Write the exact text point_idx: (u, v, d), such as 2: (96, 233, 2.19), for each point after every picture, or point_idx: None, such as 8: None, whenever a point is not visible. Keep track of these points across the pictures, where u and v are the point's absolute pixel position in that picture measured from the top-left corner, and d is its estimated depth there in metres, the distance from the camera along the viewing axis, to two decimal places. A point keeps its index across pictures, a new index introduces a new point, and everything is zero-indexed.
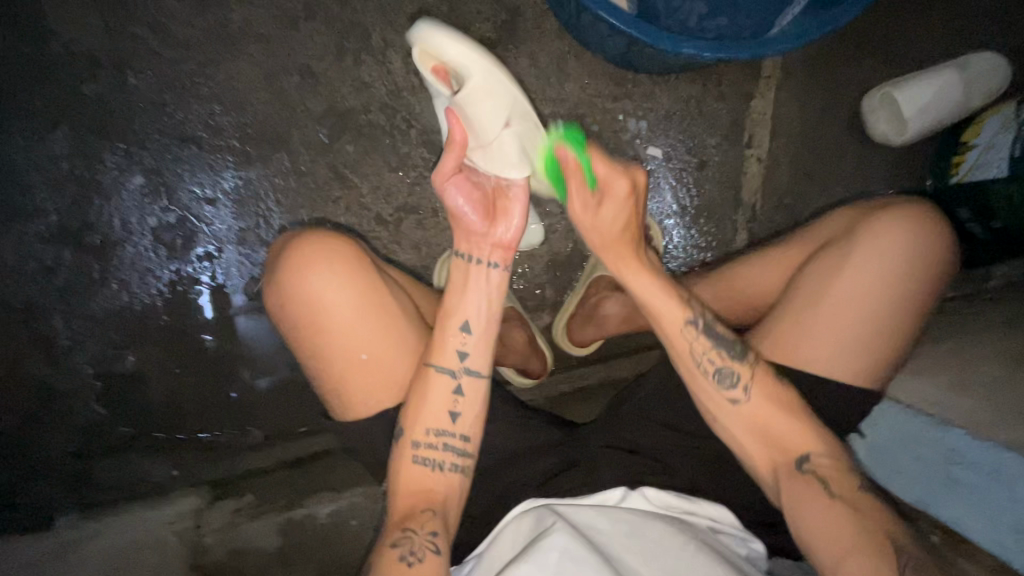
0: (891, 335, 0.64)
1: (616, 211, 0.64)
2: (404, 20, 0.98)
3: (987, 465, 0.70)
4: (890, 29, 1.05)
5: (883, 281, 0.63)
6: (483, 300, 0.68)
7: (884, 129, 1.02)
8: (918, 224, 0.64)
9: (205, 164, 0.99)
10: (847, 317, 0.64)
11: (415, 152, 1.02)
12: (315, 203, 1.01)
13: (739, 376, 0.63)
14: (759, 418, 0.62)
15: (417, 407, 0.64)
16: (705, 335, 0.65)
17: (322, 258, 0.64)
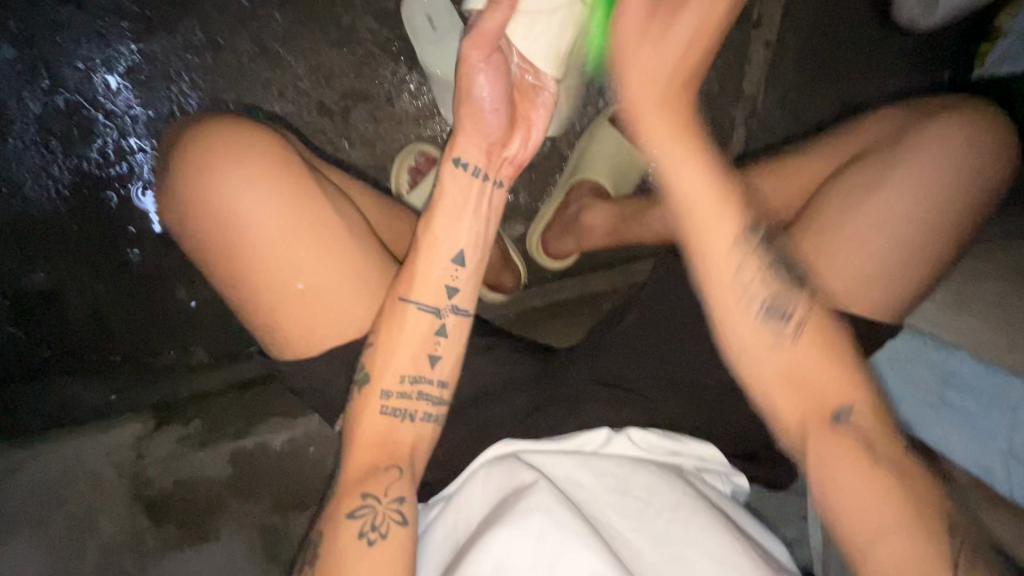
0: (923, 263, 0.53)
1: (676, 57, 0.55)
2: None
3: (985, 389, 0.58)
4: None
5: (921, 200, 0.52)
6: (477, 224, 0.56)
7: (912, 7, 0.86)
8: (967, 137, 0.52)
9: (93, 33, 0.79)
10: (875, 241, 0.53)
11: (360, 23, 0.82)
12: (241, 87, 0.83)
13: (791, 313, 0.53)
14: (803, 363, 0.51)
15: (390, 348, 0.53)
16: (753, 257, 0.54)
17: (226, 161, 0.49)
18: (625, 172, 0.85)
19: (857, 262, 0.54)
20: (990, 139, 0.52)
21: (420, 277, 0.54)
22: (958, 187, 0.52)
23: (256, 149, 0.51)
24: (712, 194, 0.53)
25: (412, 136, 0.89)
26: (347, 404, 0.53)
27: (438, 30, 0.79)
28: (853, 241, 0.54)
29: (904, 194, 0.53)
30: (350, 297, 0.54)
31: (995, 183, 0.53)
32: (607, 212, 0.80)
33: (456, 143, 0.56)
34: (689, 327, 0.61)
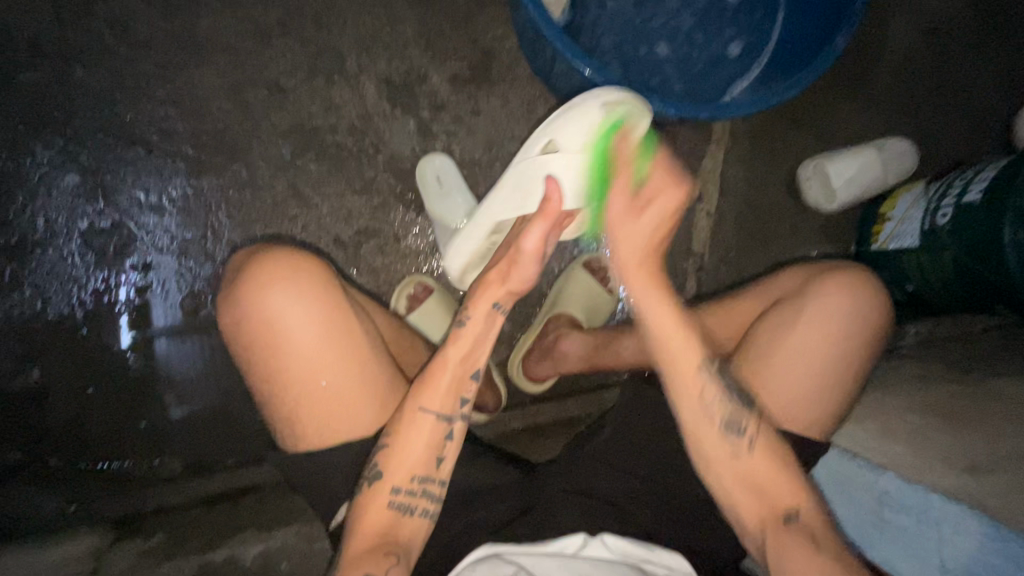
0: (833, 392, 0.67)
1: (651, 233, 0.67)
2: (381, 48, 0.97)
3: (916, 508, 0.66)
4: (833, 104, 1.10)
5: (830, 340, 0.66)
6: (483, 343, 0.64)
7: (816, 195, 1.05)
8: (859, 292, 0.67)
9: (151, 168, 0.93)
10: (798, 375, 0.66)
11: (380, 177, 0.99)
12: (271, 220, 0.97)
13: (746, 427, 0.63)
14: (756, 467, 0.62)
15: (403, 451, 0.59)
16: (715, 380, 0.65)
17: (274, 280, 0.60)
18: (596, 308, 0.98)
19: (786, 393, 0.67)
20: (877, 294, 0.68)
21: (433, 387, 0.61)
22: (857, 331, 0.67)
23: (302, 269, 0.61)
24: (679, 332, 0.66)
25: (414, 269, 1.02)
26: (362, 493, 0.58)
27: (448, 188, 0.97)
28: (790, 369, 0.67)
29: (815, 336, 0.67)
30: (366, 401, 0.62)
31: (884, 328, 0.68)
32: (582, 339, 0.89)
33: (487, 289, 0.64)
34: (655, 442, 0.70)
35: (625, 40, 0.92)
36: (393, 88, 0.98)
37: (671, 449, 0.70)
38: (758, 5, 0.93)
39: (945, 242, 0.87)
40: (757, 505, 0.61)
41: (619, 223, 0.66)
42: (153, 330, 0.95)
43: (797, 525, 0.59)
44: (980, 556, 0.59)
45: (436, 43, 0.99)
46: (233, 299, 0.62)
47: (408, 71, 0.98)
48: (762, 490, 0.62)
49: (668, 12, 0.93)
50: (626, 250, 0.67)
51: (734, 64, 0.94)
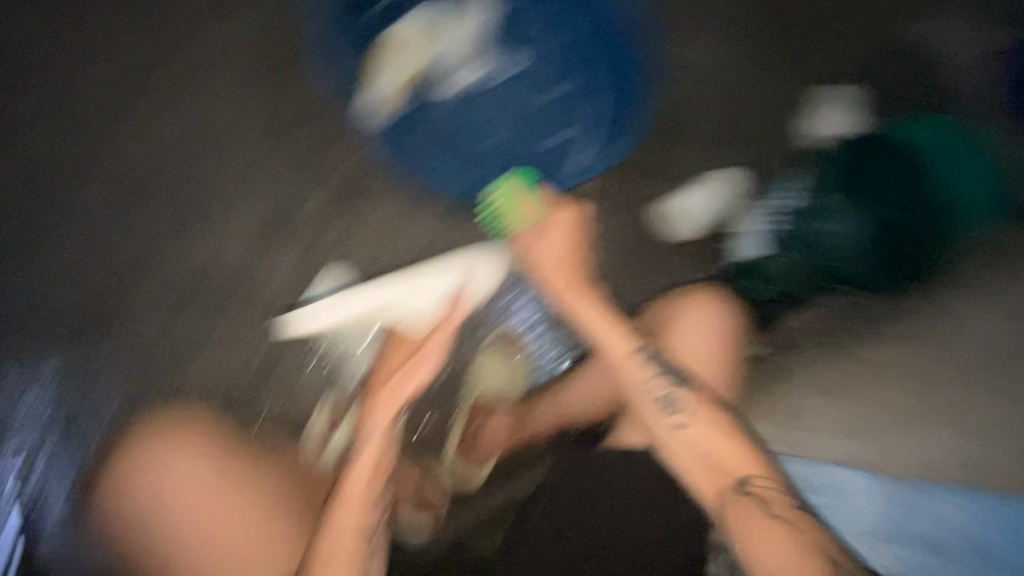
0: (722, 351, 0.82)
1: (564, 245, 0.84)
2: (246, 189, 1.03)
3: None
4: (677, 134, 1.15)
5: (704, 310, 0.83)
6: (374, 459, 0.75)
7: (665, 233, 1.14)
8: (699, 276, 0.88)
9: (23, 359, 0.99)
10: (693, 344, 0.81)
11: (270, 307, 1.02)
12: (161, 376, 1.01)
13: (683, 401, 0.73)
14: (708, 433, 0.71)
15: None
16: (649, 363, 0.77)
17: (150, 462, 0.80)
18: (514, 377, 0.99)
19: (696, 356, 0.81)
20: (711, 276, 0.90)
21: (346, 511, 0.71)
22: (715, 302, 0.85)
23: (176, 440, 0.82)
24: (611, 329, 0.79)
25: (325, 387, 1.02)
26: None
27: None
28: (683, 357, 0.80)
29: (692, 310, 0.83)
30: (263, 545, 0.75)
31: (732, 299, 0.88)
32: (504, 418, 0.93)
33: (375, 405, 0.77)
34: (591, 505, 0.75)
35: (455, 139, 1.03)
36: (266, 222, 1.03)
37: (604, 510, 0.75)
38: (583, 100, 1.04)
39: (787, 242, 1.02)
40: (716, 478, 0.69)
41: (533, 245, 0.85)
42: (41, 507, 0.97)
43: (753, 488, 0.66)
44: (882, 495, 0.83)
45: (299, 176, 1.04)
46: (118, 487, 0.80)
47: (279, 208, 1.03)
48: (717, 461, 0.69)
49: (491, 111, 1.05)
50: (545, 267, 0.83)
51: (567, 155, 1.05)
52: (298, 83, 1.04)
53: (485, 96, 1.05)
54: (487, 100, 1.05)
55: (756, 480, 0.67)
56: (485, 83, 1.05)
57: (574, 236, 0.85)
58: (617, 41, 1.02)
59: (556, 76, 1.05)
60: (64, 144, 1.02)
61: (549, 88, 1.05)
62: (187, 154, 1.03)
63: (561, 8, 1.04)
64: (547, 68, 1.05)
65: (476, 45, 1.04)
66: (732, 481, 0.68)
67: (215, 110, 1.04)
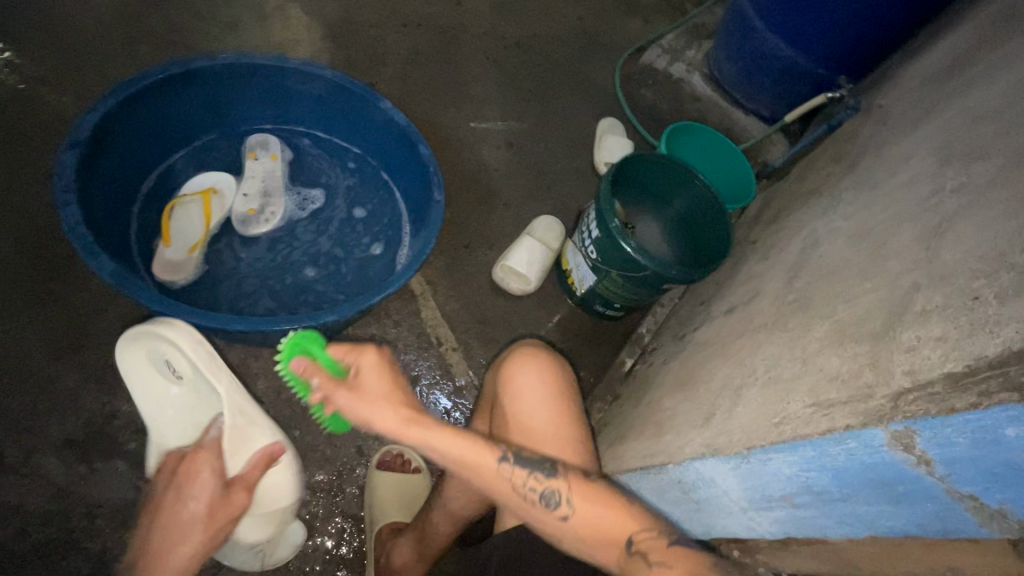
0: (572, 423, 0.79)
1: (381, 383, 0.71)
2: (49, 419, 0.95)
3: (704, 480, 0.72)
4: (489, 210, 1.24)
5: (538, 392, 0.79)
6: None
7: (517, 286, 1.16)
8: (528, 355, 0.82)
9: None
10: (542, 428, 0.77)
11: (112, 536, 0.92)
12: None
13: (559, 492, 0.67)
14: (589, 513, 0.65)
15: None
16: (518, 465, 0.68)
17: None
18: (411, 495, 0.97)
19: (552, 441, 0.76)
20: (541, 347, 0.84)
21: None
22: (547, 382, 0.80)
23: None
24: (462, 446, 0.67)
25: None
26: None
27: (182, 374, 0.85)
28: (535, 433, 0.77)
29: (526, 399, 0.79)
30: None
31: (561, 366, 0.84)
32: (409, 541, 0.87)
33: None
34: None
35: (272, 279, 1.03)
36: (81, 447, 0.95)
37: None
38: (385, 213, 1.12)
39: (607, 268, 1.07)
40: (607, 552, 0.64)
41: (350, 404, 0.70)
42: None
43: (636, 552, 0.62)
44: (870, 469, 0.53)
45: (108, 378, 0.99)
46: None
47: (93, 419, 0.97)
48: (601, 536, 0.64)
49: (303, 245, 1.07)
50: (383, 415, 0.68)
51: (379, 260, 1.09)
52: (82, 286, 1.02)
53: (295, 230, 1.08)
54: (293, 236, 1.07)
55: (639, 535, 0.64)
56: (289, 222, 1.08)
57: (390, 374, 0.73)
58: (408, 140, 1.04)
59: (351, 197, 1.13)
60: None
61: (348, 209, 1.12)
62: None
63: (339, 138, 1.15)
64: (342, 192, 1.13)
65: (267, 187, 1.07)
66: (622, 546, 0.63)
67: None
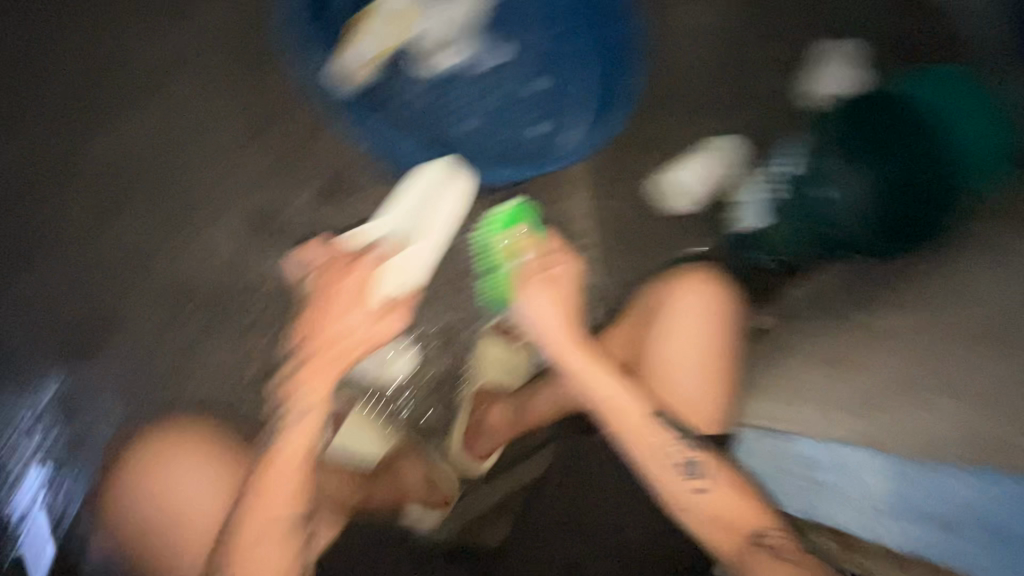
0: (720, 375, 0.78)
1: (568, 296, 0.81)
2: (225, 192, 0.96)
3: (837, 465, 0.72)
4: (684, 114, 1.10)
5: (697, 334, 0.78)
6: (287, 472, 0.67)
7: (670, 202, 1.07)
8: (706, 293, 0.80)
9: (16, 387, 0.90)
10: (687, 372, 0.78)
11: (262, 317, 0.95)
12: (160, 396, 0.93)
13: (703, 467, 0.73)
14: (725, 498, 0.71)
15: (259, 556, 0.65)
16: (670, 428, 0.75)
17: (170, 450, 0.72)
18: (515, 366, 0.96)
19: (690, 387, 0.78)
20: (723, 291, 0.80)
21: (274, 496, 0.66)
22: (712, 327, 0.79)
23: (193, 436, 0.74)
24: (615, 386, 0.75)
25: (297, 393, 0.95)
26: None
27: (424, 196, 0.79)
28: (678, 374, 0.78)
29: (684, 334, 0.79)
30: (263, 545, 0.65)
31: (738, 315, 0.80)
32: (505, 410, 0.89)
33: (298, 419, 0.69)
34: (586, 506, 0.77)
35: (426, 120, 0.97)
36: (251, 226, 0.96)
37: (598, 508, 0.77)
38: (569, 90, 1.00)
39: (794, 213, 0.96)
40: (725, 533, 0.70)
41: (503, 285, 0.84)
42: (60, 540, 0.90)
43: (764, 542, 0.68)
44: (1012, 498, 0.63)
45: (281, 172, 0.97)
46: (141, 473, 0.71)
47: (262, 207, 0.96)
48: (728, 518, 0.71)
49: (472, 94, 1.00)
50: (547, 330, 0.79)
51: (543, 144, 1.00)
52: (270, 72, 0.97)
53: (463, 77, 1.00)
54: (466, 81, 1.00)
55: (769, 531, 0.69)
56: (470, 67, 1.00)
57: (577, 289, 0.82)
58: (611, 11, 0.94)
59: (546, 64, 1.01)
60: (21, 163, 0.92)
61: (535, 76, 1.01)
62: (153, 163, 0.94)
63: None
64: (539, 54, 1.01)
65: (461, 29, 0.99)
66: (744, 534, 0.69)
67: (180, 115, 0.95)
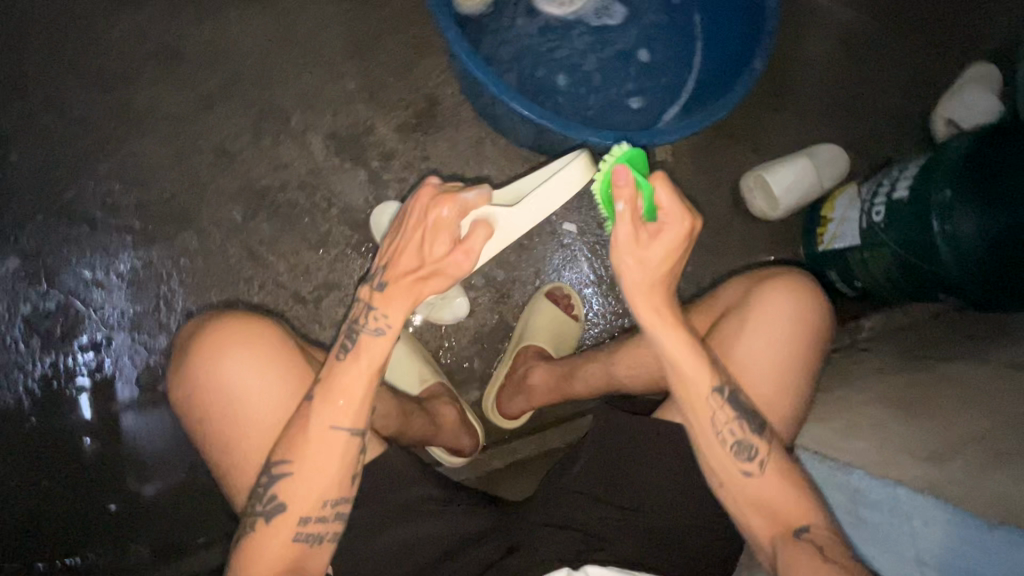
0: (792, 384, 0.71)
1: (661, 264, 0.61)
2: (325, 103, 0.98)
3: (885, 502, 0.67)
4: (766, 121, 1.13)
5: (781, 335, 0.71)
6: (357, 383, 0.58)
7: (761, 206, 1.07)
8: (798, 294, 0.72)
9: (97, 246, 0.92)
10: (761, 373, 0.70)
11: (335, 230, 0.97)
12: (226, 283, 0.94)
13: (757, 450, 0.63)
14: (778, 488, 0.62)
15: (314, 470, 0.56)
16: (727, 406, 0.64)
17: (230, 342, 0.61)
18: (565, 335, 0.98)
19: (764, 388, 0.70)
20: (818, 296, 0.72)
21: (330, 405, 0.57)
22: (798, 331, 0.71)
23: (257, 329, 0.63)
24: (688, 351, 0.63)
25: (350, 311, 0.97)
26: (253, 529, 0.56)
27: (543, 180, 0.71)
28: (750, 372, 0.70)
29: (767, 331, 0.71)
30: (318, 465, 0.56)
31: (826, 327, 0.72)
32: (549, 370, 0.90)
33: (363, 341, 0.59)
34: (630, 469, 0.68)
35: (524, 66, 0.97)
36: (340, 141, 0.98)
37: (647, 472, 0.67)
38: (671, 65, 1.00)
39: (883, 238, 0.90)
40: (767, 519, 0.62)
41: (630, 246, 0.60)
42: (115, 406, 0.92)
43: (807, 537, 0.60)
44: None
45: (380, 94, 1.00)
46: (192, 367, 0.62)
47: (354, 124, 0.99)
48: (772, 508, 0.62)
49: (572, 48, 0.99)
50: (633, 276, 0.61)
51: (629, 114, 0.98)
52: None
53: (571, 30, 0.99)
54: (568, 34, 0.99)
55: (815, 526, 0.61)
56: (577, 20, 0.99)
57: (682, 253, 0.61)
58: None
59: (646, 36, 1.00)
60: (145, 35, 0.96)
61: (634, 45, 1.00)
62: (268, 61, 0.98)
63: None
64: (641, 25, 1.00)
65: None
66: (788, 526, 0.61)
67: (301, 23, 0.99)
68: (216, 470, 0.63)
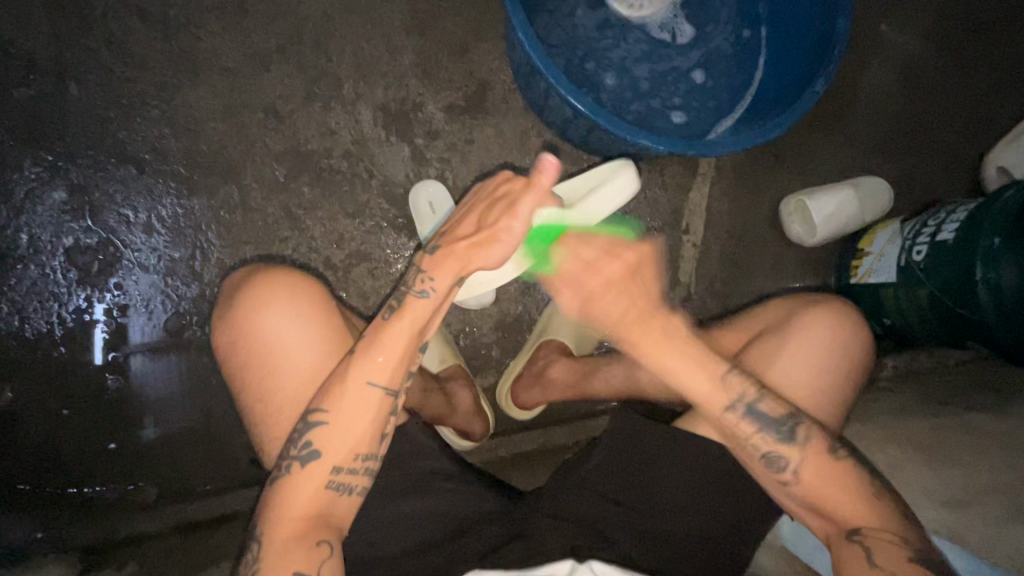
0: (826, 403, 0.70)
1: None
2: (377, 75, 0.99)
3: None
4: (815, 145, 1.11)
5: (820, 355, 0.70)
6: (403, 339, 0.59)
7: (798, 230, 1.05)
8: (839, 318, 0.71)
9: (142, 188, 0.94)
10: (796, 389, 0.70)
11: (373, 202, 0.98)
12: (261, 241, 0.96)
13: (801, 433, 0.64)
14: (825, 474, 0.62)
15: (347, 423, 0.57)
16: (766, 385, 0.65)
17: (267, 294, 0.62)
18: (586, 335, 0.98)
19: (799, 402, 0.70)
20: (858, 323, 0.72)
21: (372, 357, 0.58)
22: (837, 353, 0.70)
23: (292, 282, 0.64)
24: (723, 338, 0.67)
25: (378, 284, 0.98)
26: (286, 475, 0.57)
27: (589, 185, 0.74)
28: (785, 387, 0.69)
29: (805, 349, 0.70)
30: (356, 412, 0.57)
31: (864, 353, 0.72)
32: (569, 366, 0.90)
33: (411, 303, 0.60)
34: (645, 473, 0.68)
35: (582, 61, 0.96)
36: (388, 115, 0.99)
37: (664, 478, 0.67)
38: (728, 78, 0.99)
39: (921, 279, 0.88)
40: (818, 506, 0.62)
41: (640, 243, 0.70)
42: (128, 350, 0.94)
43: (858, 535, 0.59)
44: None
45: (433, 73, 1.00)
46: (232, 320, 0.63)
47: (404, 99, 0.99)
48: (821, 497, 0.62)
49: (630, 50, 0.98)
50: (656, 266, 0.70)
51: (669, 124, 0.96)
52: None
53: (632, 32, 0.99)
54: (628, 35, 0.99)
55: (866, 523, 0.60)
56: (641, 24, 0.99)
57: None
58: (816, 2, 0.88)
59: (712, 56, 1.00)
60: None
61: (697, 62, 0.99)
62: (328, 26, 0.98)
63: None
64: (710, 44, 1.00)
65: None
66: (838, 522, 0.61)
67: None
68: (249, 419, 0.64)
